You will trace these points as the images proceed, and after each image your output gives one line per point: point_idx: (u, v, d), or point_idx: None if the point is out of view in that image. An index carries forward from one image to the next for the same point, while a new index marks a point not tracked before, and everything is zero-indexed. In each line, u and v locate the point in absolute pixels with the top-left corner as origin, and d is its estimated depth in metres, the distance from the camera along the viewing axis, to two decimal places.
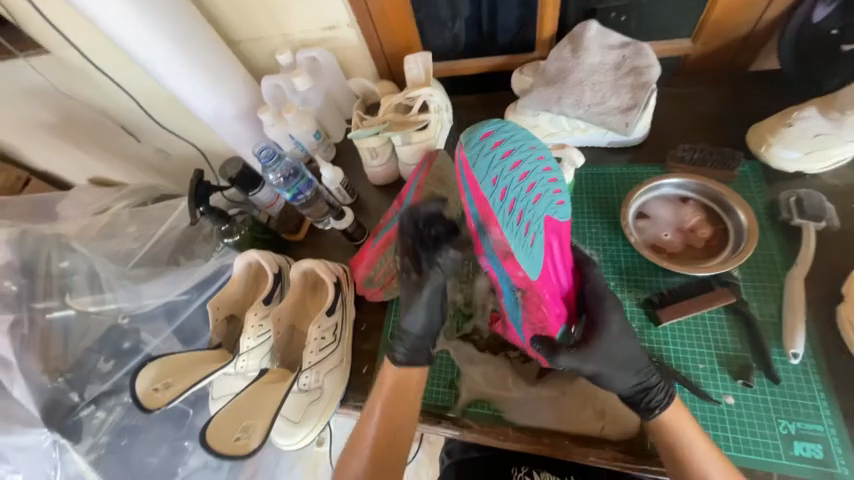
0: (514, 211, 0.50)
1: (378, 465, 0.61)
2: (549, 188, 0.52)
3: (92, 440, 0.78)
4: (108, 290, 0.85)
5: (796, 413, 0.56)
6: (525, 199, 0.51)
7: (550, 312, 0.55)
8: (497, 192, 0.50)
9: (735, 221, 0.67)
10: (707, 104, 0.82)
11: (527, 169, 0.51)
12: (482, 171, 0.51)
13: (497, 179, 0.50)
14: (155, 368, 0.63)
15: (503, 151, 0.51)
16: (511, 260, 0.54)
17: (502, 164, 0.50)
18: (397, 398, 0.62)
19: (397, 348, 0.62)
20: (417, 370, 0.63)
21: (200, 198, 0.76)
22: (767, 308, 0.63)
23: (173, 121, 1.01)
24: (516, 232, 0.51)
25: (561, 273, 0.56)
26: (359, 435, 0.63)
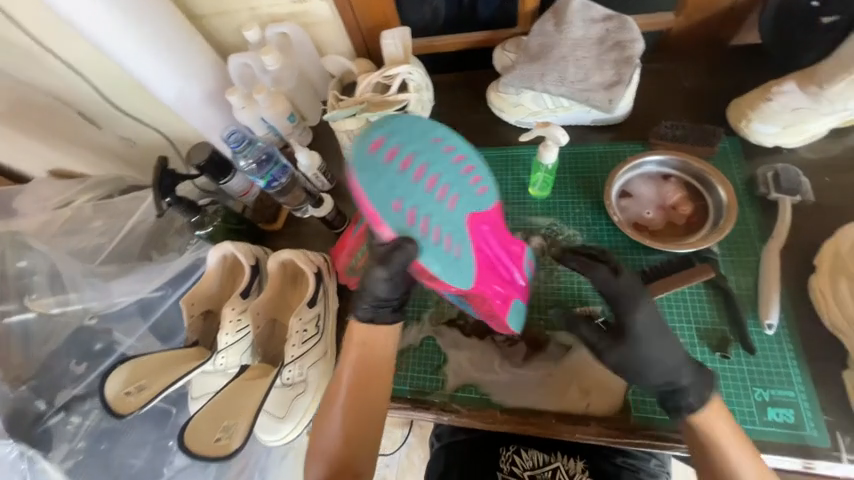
0: (429, 230, 0.50)
1: (354, 424, 0.58)
2: (459, 188, 0.54)
3: (68, 446, 0.75)
4: (72, 291, 0.80)
5: (770, 381, 0.58)
6: (438, 209, 0.51)
7: (496, 304, 0.60)
8: (407, 215, 0.49)
9: (715, 197, 0.68)
10: (689, 80, 0.81)
11: (431, 177, 0.51)
12: (383, 199, 0.48)
13: (403, 202, 0.48)
14: (128, 370, 0.61)
15: (400, 166, 0.49)
16: (439, 279, 0.54)
17: (404, 181, 0.49)
18: (366, 355, 0.59)
19: (358, 303, 0.59)
20: (384, 326, 0.60)
21: (165, 189, 0.71)
22: (744, 281, 0.64)
23: (135, 106, 0.94)
24: (439, 250, 0.51)
25: (501, 265, 0.61)
26: (327, 401, 0.59)
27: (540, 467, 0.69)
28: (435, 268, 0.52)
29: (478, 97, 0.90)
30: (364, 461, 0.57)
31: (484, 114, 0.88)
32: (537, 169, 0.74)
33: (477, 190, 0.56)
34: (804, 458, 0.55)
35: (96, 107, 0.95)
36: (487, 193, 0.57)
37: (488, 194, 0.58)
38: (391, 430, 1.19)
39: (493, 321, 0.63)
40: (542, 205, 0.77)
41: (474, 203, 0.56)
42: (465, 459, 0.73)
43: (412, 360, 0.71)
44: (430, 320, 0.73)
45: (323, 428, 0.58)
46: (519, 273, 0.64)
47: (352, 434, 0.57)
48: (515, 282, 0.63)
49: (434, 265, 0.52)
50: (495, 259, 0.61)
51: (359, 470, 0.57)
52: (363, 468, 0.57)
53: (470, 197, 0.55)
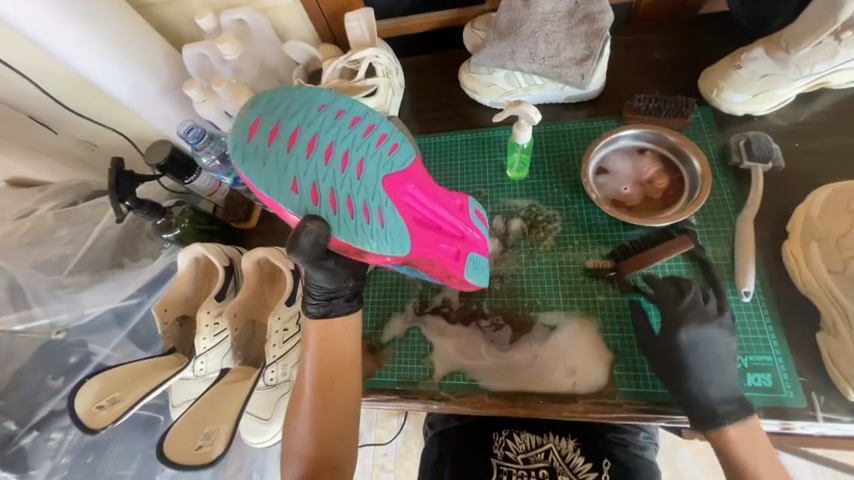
0: (340, 206, 0.45)
1: (324, 419, 0.57)
2: (364, 150, 0.47)
3: (51, 463, 0.73)
4: (37, 304, 0.76)
5: (749, 348, 0.60)
6: (342, 179, 0.45)
7: (447, 264, 0.59)
8: (308, 195, 0.43)
9: (689, 169, 0.68)
10: (660, 52, 0.80)
11: (324, 145, 0.44)
12: (275, 185, 0.43)
13: (297, 182, 0.43)
14: (99, 384, 0.58)
15: (284, 143, 0.43)
16: (369, 254, 0.50)
17: (293, 158, 0.43)
18: (326, 351, 0.58)
19: (306, 299, 0.59)
20: (341, 319, 0.59)
21: (122, 192, 0.67)
22: (721, 250, 0.65)
23: (89, 106, 0.88)
24: (357, 224, 0.46)
25: (444, 225, 0.57)
26: (296, 399, 0.58)
27: (533, 449, 0.70)
28: (360, 243, 0.47)
29: (451, 78, 0.87)
30: (343, 451, 0.58)
31: (458, 96, 0.86)
32: (513, 149, 0.73)
33: (388, 147, 0.49)
34: (781, 419, 0.56)
35: (48, 112, 0.89)
36: (402, 147, 0.51)
37: (405, 149, 0.51)
38: (386, 419, 1.19)
39: (453, 279, 0.63)
40: (521, 187, 0.76)
41: (389, 162, 0.49)
42: (457, 445, 0.74)
43: (398, 350, 0.70)
44: (413, 309, 0.72)
45: (293, 427, 0.58)
46: (469, 227, 0.61)
47: (324, 429, 0.57)
48: (467, 237, 0.61)
49: (357, 241, 0.47)
50: (436, 218, 0.56)
51: (338, 461, 0.57)
52: (341, 459, 0.57)
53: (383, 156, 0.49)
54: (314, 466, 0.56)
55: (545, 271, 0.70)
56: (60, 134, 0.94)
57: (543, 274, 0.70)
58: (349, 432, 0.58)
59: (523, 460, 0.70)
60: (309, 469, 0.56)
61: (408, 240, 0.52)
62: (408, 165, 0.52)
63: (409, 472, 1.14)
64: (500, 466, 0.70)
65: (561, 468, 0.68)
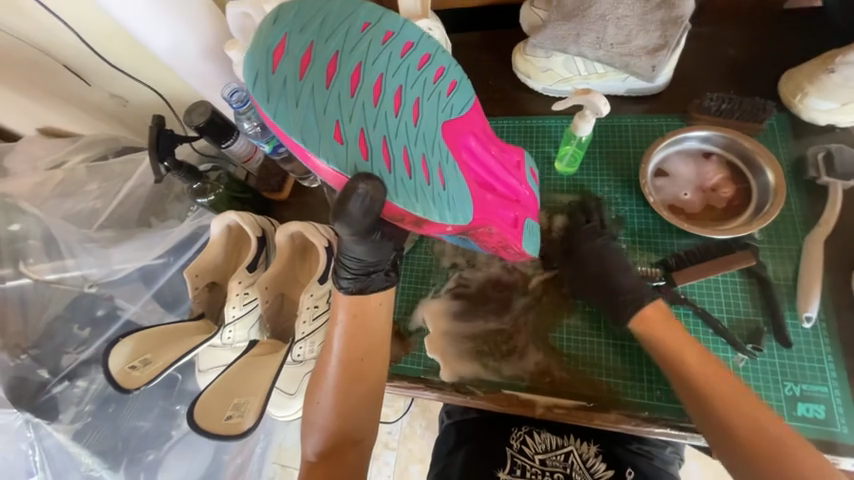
0: (396, 159, 0.40)
1: (348, 396, 0.56)
2: (417, 93, 0.43)
3: (76, 409, 0.73)
4: (70, 256, 0.76)
5: (802, 375, 0.57)
6: (394, 126, 0.40)
7: (507, 233, 0.57)
8: (354, 145, 0.38)
9: (759, 180, 0.63)
10: (736, 47, 0.73)
11: (371, 84, 0.39)
12: (313, 131, 0.36)
13: (342, 129, 0.37)
14: (132, 344, 0.58)
15: (321, 78, 0.37)
16: (430, 223, 0.45)
17: (335, 98, 0.37)
18: (357, 327, 0.56)
19: (339, 273, 0.54)
20: (376, 295, 0.56)
21: (163, 150, 0.65)
22: (783, 271, 0.61)
23: (126, 62, 0.83)
24: (416, 184, 0.42)
25: (498, 186, 0.56)
26: (319, 371, 0.57)
27: (551, 451, 0.68)
28: (419, 210, 0.43)
29: (502, 59, 0.82)
30: (362, 426, 0.57)
31: (507, 79, 0.81)
32: (567, 141, 0.68)
33: (443, 88, 0.46)
34: (830, 454, 0.54)
35: (82, 62, 0.84)
36: (460, 87, 0.49)
37: (462, 90, 0.50)
38: (394, 399, 1.19)
39: (509, 251, 0.62)
40: (568, 182, 0.72)
41: (444, 108, 0.47)
42: (475, 435, 0.73)
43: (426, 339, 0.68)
44: (446, 297, 0.70)
45: (316, 400, 0.56)
46: (521, 184, 0.60)
47: (346, 405, 0.56)
48: (521, 199, 0.59)
49: (416, 207, 0.42)
50: (493, 183, 0.55)
51: (358, 437, 0.57)
52: (363, 433, 0.57)
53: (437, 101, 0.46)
54: (336, 440, 0.56)
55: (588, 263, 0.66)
56: (92, 87, 0.90)
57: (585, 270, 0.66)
58: (372, 409, 0.57)
59: (540, 460, 0.68)
60: (330, 443, 0.56)
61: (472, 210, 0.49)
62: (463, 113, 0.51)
63: (412, 453, 1.15)
64: (514, 457, 0.69)
65: (581, 473, 0.66)
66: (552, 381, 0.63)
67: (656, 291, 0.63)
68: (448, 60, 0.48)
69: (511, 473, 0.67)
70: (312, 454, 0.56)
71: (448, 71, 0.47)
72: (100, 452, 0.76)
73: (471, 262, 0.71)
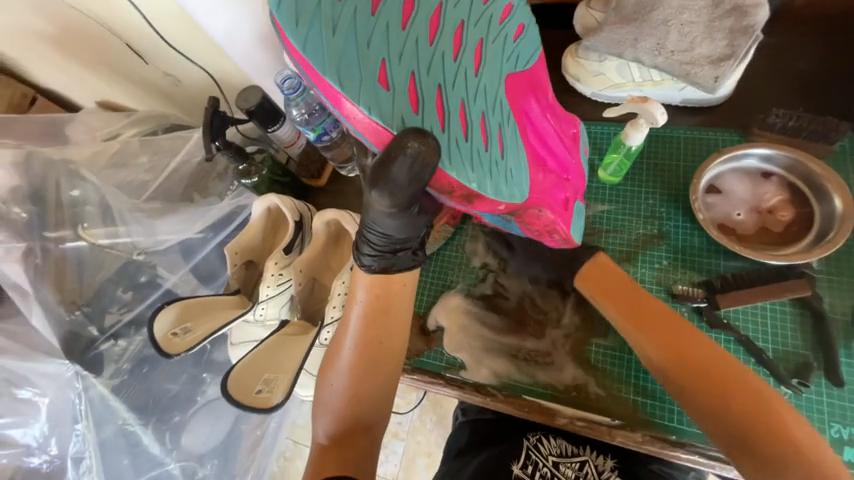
0: (452, 113, 0.40)
1: (362, 378, 0.57)
2: (477, 34, 0.44)
3: (115, 366, 0.77)
4: (121, 223, 0.81)
5: (852, 418, 0.53)
6: (449, 74, 0.40)
7: (558, 214, 0.56)
8: (402, 91, 0.35)
9: (824, 207, 0.59)
10: (809, 61, 0.68)
11: (423, 20, 0.38)
12: (354, 71, 0.33)
13: (386, 73, 0.35)
14: (175, 311, 0.61)
15: (367, 3, 0.34)
16: (484, 201, 0.46)
17: (381, 29, 0.35)
18: (377, 310, 0.56)
19: (361, 251, 0.54)
20: (400, 275, 0.56)
21: (215, 131, 0.68)
22: (841, 305, 0.57)
23: (185, 43, 0.85)
24: (471, 147, 0.41)
25: (550, 161, 0.56)
26: (335, 348, 0.58)
27: (566, 457, 0.67)
28: (473, 182, 0.42)
29: (550, 60, 0.80)
30: (374, 412, 0.58)
31: (554, 81, 0.79)
32: (615, 149, 0.66)
33: (506, 30, 0.49)
34: None
35: (143, 39, 0.86)
36: (522, 34, 0.52)
37: (523, 43, 0.53)
38: (406, 391, 1.20)
39: (554, 236, 0.60)
40: (610, 191, 0.70)
41: (509, 53, 0.50)
42: (489, 437, 0.73)
43: (447, 335, 0.68)
44: (472, 296, 0.70)
45: (330, 382, 0.57)
46: (571, 156, 0.60)
47: (361, 389, 0.57)
48: (569, 178, 0.59)
49: (471, 177, 0.42)
50: (547, 159, 0.56)
51: (369, 423, 0.57)
52: (374, 419, 0.58)
53: (502, 43, 0.49)
54: (347, 424, 0.56)
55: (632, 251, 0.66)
56: (150, 65, 0.93)
57: (629, 263, 0.65)
58: (385, 392, 0.58)
59: (553, 463, 0.66)
60: (342, 427, 0.56)
61: (527, 190, 0.51)
62: (529, 62, 0.55)
63: (419, 445, 1.16)
64: (529, 451, 0.68)
65: None
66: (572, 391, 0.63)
67: (696, 313, 0.60)
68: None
69: (523, 467, 0.67)
70: (323, 438, 0.56)
71: (515, 9, 0.50)
72: (134, 409, 0.80)
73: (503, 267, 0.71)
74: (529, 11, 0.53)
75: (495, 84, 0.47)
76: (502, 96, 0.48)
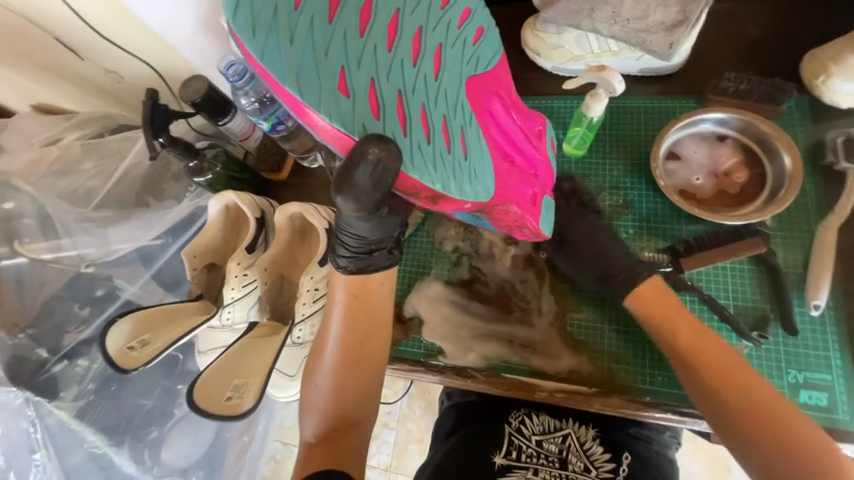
0: (413, 117, 0.38)
1: (346, 378, 0.55)
2: (436, 38, 0.43)
3: (78, 387, 0.72)
4: (66, 235, 0.75)
5: (807, 364, 0.56)
6: (409, 79, 0.38)
7: (526, 210, 0.55)
8: (363, 98, 0.34)
9: (775, 164, 0.61)
10: (757, 25, 0.70)
11: (379, 28, 0.37)
12: (312, 79, 0.31)
13: (347, 81, 0.33)
14: (130, 324, 0.57)
15: (323, 12, 0.33)
16: (448, 201, 0.43)
17: (338, 37, 0.33)
18: (357, 309, 0.54)
19: (337, 253, 0.51)
20: (378, 275, 0.53)
21: (157, 127, 0.63)
22: (793, 258, 0.60)
23: (119, 33, 0.77)
24: (434, 149, 0.39)
25: (519, 157, 0.55)
26: (318, 350, 0.56)
27: (549, 433, 0.69)
28: (437, 184, 0.39)
29: (510, 36, 0.78)
30: (362, 408, 0.56)
31: (515, 57, 0.77)
32: (577, 122, 0.66)
33: (467, 34, 0.48)
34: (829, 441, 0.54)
35: (70, 31, 0.78)
36: (484, 38, 0.52)
37: (485, 49, 0.52)
38: (393, 381, 1.20)
39: (524, 231, 0.60)
40: (576, 165, 0.70)
41: (469, 57, 0.49)
42: (472, 417, 0.74)
43: (426, 323, 0.68)
44: (448, 282, 0.70)
45: (314, 382, 0.56)
46: (539, 153, 0.59)
47: (346, 389, 0.55)
48: (538, 176, 0.58)
49: (434, 180, 0.39)
50: (512, 152, 0.54)
51: (358, 420, 0.56)
52: (362, 415, 0.56)
53: (461, 47, 0.48)
54: (334, 421, 0.55)
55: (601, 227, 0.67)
56: (86, 61, 0.84)
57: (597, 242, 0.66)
58: (373, 390, 0.57)
59: (536, 442, 0.68)
60: (329, 426, 0.55)
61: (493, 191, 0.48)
62: (491, 64, 0.54)
63: (410, 433, 1.17)
64: (511, 436, 0.69)
65: (578, 454, 0.67)
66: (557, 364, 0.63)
67: (663, 278, 0.62)
68: (475, 0, 0.49)
69: (507, 455, 0.67)
70: (310, 437, 0.55)
71: (474, 13, 0.49)
72: (104, 430, 0.75)
73: (476, 250, 0.70)
74: (487, 14, 0.52)
75: (455, 89, 0.45)
76: (463, 98, 0.47)
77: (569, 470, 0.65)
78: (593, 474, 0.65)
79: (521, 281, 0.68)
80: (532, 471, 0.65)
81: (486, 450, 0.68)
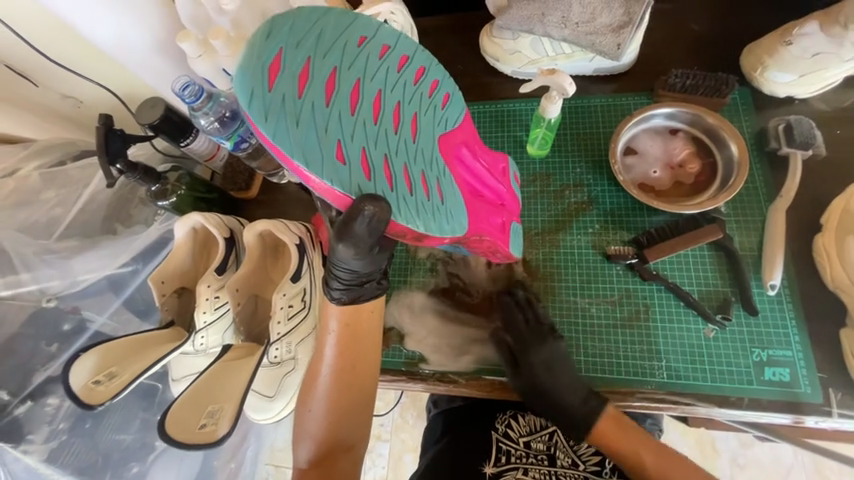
0: (401, 176, 0.40)
1: (338, 403, 0.54)
2: (412, 109, 0.44)
3: (49, 428, 0.69)
4: (23, 270, 0.70)
5: (770, 342, 0.59)
6: (394, 144, 0.40)
7: (496, 237, 0.58)
8: (357, 165, 0.37)
9: (724, 153, 0.65)
10: (699, 23, 0.74)
11: (367, 102, 0.39)
12: (316, 153, 0.34)
13: (343, 151, 0.36)
14: (96, 357, 0.54)
15: (321, 96, 0.35)
16: (429, 238, 0.46)
17: (335, 116, 0.36)
18: (349, 337, 0.54)
19: (331, 284, 0.51)
20: (368, 304, 0.54)
21: (113, 152, 0.62)
22: (749, 240, 0.63)
23: (73, 58, 0.75)
24: (417, 200, 0.42)
25: (486, 192, 0.58)
26: (310, 379, 0.55)
27: (535, 432, 0.69)
28: (421, 227, 0.42)
29: (470, 43, 0.79)
30: (353, 432, 0.55)
31: (477, 63, 0.79)
32: (537, 124, 0.68)
33: (438, 101, 0.49)
34: (795, 413, 0.56)
35: (18, 56, 0.74)
36: (452, 101, 0.52)
37: (456, 105, 0.52)
38: (384, 391, 1.19)
39: (498, 255, 0.62)
40: (542, 165, 0.72)
41: (439, 120, 0.49)
42: (458, 424, 0.74)
43: (406, 333, 0.67)
44: (426, 290, 0.70)
45: (308, 408, 0.55)
46: (505, 190, 0.60)
47: (338, 414, 0.54)
48: (505, 204, 0.61)
49: (418, 223, 0.42)
50: (479, 186, 0.56)
51: (350, 444, 0.55)
52: (355, 439, 0.55)
53: (432, 113, 0.48)
54: (327, 446, 0.54)
55: (575, 230, 0.68)
56: (41, 87, 0.81)
57: (575, 254, 0.67)
58: (364, 414, 0.56)
59: (524, 443, 0.68)
60: (320, 451, 0.54)
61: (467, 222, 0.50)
62: (457, 123, 0.54)
63: (405, 443, 1.16)
64: (499, 442, 0.69)
65: (566, 450, 0.67)
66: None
67: (630, 269, 0.65)
68: (442, 71, 0.49)
69: (497, 463, 0.67)
70: (303, 462, 0.54)
71: (442, 82, 0.50)
72: (79, 470, 0.72)
73: (450, 255, 0.70)
74: (453, 80, 0.52)
75: (431, 147, 0.47)
76: (437, 155, 0.48)
77: (558, 466, 0.66)
78: (581, 468, 0.66)
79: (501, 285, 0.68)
80: (521, 471, 0.65)
81: (475, 459, 0.68)
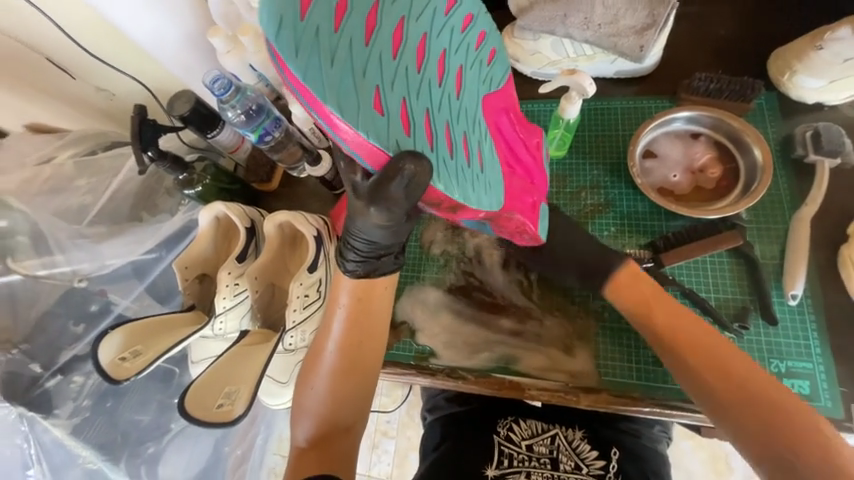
0: (441, 134, 0.41)
1: (344, 382, 0.55)
2: (458, 60, 0.46)
3: (74, 404, 0.72)
4: (59, 252, 0.74)
5: (788, 353, 0.58)
6: (436, 97, 0.41)
7: (525, 214, 0.56)
8: (396, 116, 0.35)
9: (747, 159, 0.64)
10: (726, 28, 0.72)
11: (410, 50, 0.38)
12: (352, 100, 0.31)
13: (382, 101, 0.34)
14: (121, 336, 0.57)
15: (360, 33, 0.33)
16: (465, 210, 0.45)
17: (376, 58, 0.34)
18: (359, 312, 0.55)
19: (346, 255, 0.52)
20: (382, 279, 0.55)
21: (145, 141, 0.65)
22: (770, 250, 0.62)
23: (110, 51, 0.78)
24: (457, 163, 0.42)
25: (519, 166, 0.57)
26: (315, 351, 0.57)
27: (537, 436, 0.69)
28: (457, 195, 0.42)
29: None
30: (353, 413, 0.56)
31: None
32: (555, 125, 0.68)
33: (484, 56, 0.52)
34: None
35: (62, 52, 0.78)
36: (497, 56, 0.55)
37: (500, 67, 0.56)
38: (392, 388, 1.20)
39: (523, 236, 0.60)
40: (559, 167, 0.72)
41: (484, 77, 0.52)
42: (465, 423, 0.74)
43: (417, 329, 0.68)
44: (438, 286, 0.71)
45: (310, 386, 0.56)
46: (535, 169, 0.60)
47: (342, 394, 0.55)
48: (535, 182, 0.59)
49: (456, 191, 0.42)
50: (513, 160, 0.56)
51: (350, 426, 0.56)
52: (354, 419, 0.56)
53: (478, 68, 0.51)
54: (326, 427, 0.55)
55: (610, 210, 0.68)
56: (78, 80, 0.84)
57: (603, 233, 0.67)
58: (366, 394, 0.57)
59: (526, 446, 0.68)
60: (320, 431, 0.54)
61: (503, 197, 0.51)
62: (501, 83, 0.57)
63: (410, 441, 1.17)
64: (501, 446, 0.69)
65: (568, 452, 0.67)
66: (545, 364, 0.64)
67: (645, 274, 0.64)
68: (489, 22, 0.52)
69: (499, 466, 0.66)
70: (302, 442, 0.54)
71: (488, 34, 0.52)
72: (99, 446, 0.75)
73: (464, 253, 0.71)
74: (499, 35, 0.55)
75: (473, 106, 0.49)
76: (480, 115, 0.50)
77: (560, 470, 0.65)
78: (583, 471, 0.65)
79: (515, 285, 0.68)
80: (524, 474, 0.65)
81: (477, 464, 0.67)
